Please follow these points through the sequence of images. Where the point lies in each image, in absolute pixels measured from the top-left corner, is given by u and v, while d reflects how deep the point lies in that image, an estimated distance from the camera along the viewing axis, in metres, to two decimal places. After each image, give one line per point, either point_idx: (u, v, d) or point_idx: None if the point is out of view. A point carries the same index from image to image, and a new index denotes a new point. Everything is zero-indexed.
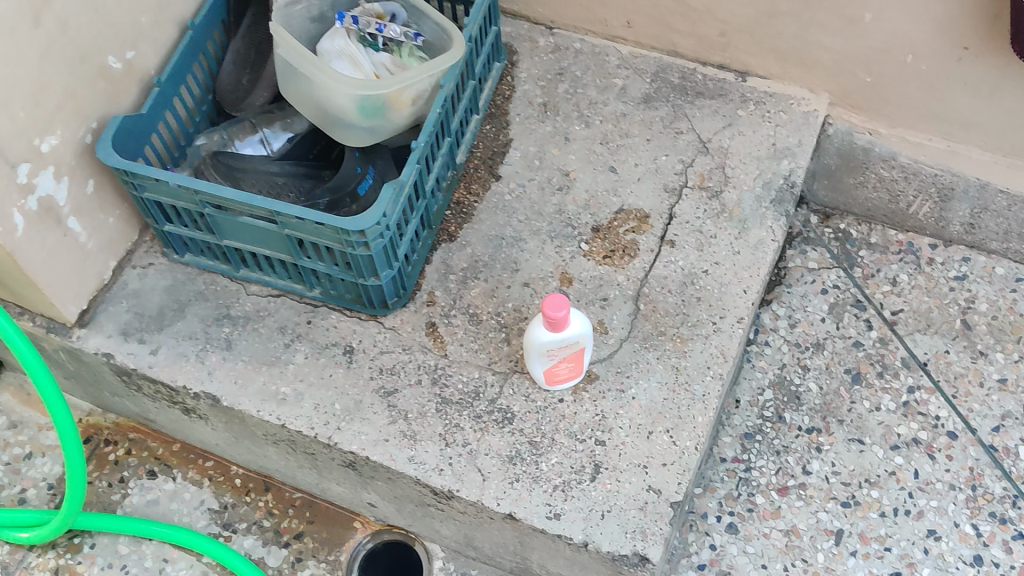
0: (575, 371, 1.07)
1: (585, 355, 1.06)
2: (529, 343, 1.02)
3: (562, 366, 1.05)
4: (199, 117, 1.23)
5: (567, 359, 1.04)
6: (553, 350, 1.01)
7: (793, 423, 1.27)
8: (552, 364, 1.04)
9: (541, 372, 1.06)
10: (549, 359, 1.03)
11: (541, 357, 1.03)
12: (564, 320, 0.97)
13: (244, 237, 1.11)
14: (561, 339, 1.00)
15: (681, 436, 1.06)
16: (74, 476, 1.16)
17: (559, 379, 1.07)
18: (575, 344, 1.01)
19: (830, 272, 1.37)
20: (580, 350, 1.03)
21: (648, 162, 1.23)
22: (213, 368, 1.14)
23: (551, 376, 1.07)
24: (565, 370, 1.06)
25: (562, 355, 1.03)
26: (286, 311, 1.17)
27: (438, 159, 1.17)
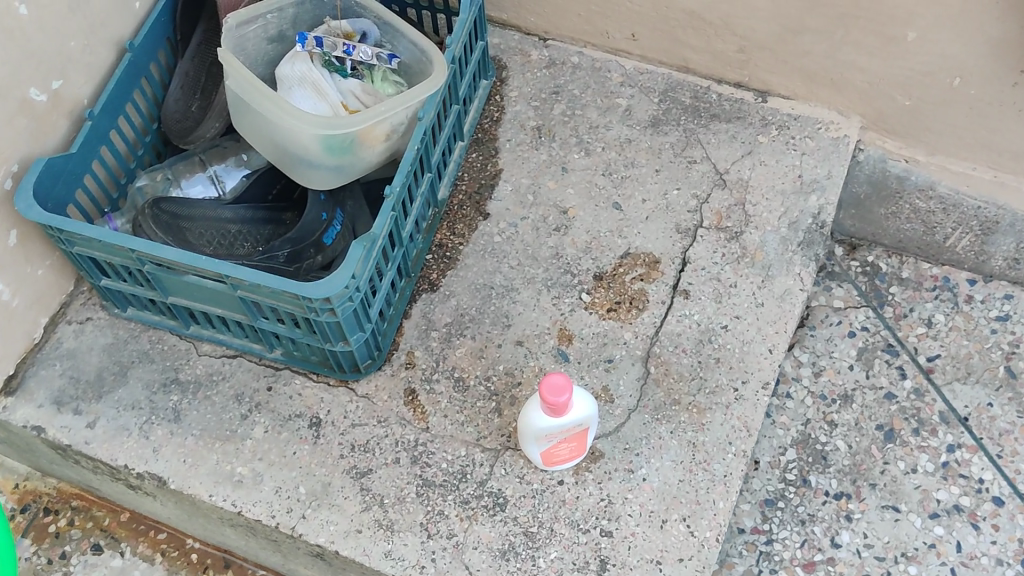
0: (576, 452, 0.92)
1: (589, 434, 0.91)
2: (524, 423, 0.88)
3: (561, 448, 0.90)
4: (142, 150, 1.08)
5: (568, 441, 0.89)
6: (552, 433, 0.87)
7: (820, 488, 1.13)
8: (551, 447, 0.90)
9: (536, 453, 0.91)
10: (547, 442, 0.89)
11: (537, 439, 0.88)
12: (567, 403, 0.82)
13: (191, 295, 0.96)
14: (561, 421, 0.85)
15: (700, 526, 0.92)
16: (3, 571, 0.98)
17: (558, 460, 0.93)
18: (577, 426, 0.87)
19: (858, 312, 1.23)
20: (583, 432, 0.89)
21: (658, 196, 1.08)
22: (159, 444, 0.99)
23: (549, 458, 0.92)
24: (564, 452, 0.91)
25: (563, 438, 0.88)
26: (243, 375, 1.02)
27: (417, 199, 1.01)
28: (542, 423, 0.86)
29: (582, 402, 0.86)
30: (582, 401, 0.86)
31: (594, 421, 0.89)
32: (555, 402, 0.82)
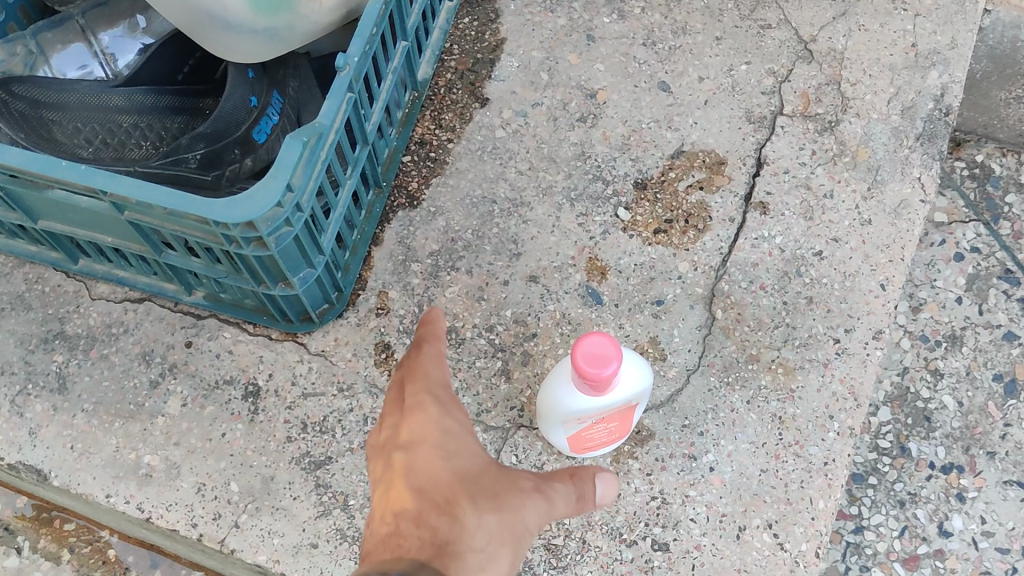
0: (616, 436, 0.65)
1: (636, 413, 0.64)
2: (548, 399, 0.61)
3: (597, 432, 0.63)
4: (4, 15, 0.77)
5: (608, 424, 0.62)
6: (591, 416, 0.59)
7: (922, 459, 0.86)
8: (583, 431, 0.63)
9: (561, 437, 0.64)
10: (580, 426, 0.61)
11: (564, 420, 0.61)
12: (616, 374, 0.55)
13: (66, 219, 0.67)
14: (604, 398, 0.58)
15: (792, 536, 0.65)
16: None
17: (592, 447, 0.66)
18: (624, 403, 0.59)
19: (966, 227, 0.95)
20: (631, 409, 0.62)
21: (720, 74, 0.79)
22: (37, 425, 0.72)
23: (579, 444, 0.65)
24: (602, 435, 0.64)
25: (602, 420, 0.61)
26: (152, 326, 0.74)
27: (387, 78, 0.71)
28: (574, 400, 0.58)
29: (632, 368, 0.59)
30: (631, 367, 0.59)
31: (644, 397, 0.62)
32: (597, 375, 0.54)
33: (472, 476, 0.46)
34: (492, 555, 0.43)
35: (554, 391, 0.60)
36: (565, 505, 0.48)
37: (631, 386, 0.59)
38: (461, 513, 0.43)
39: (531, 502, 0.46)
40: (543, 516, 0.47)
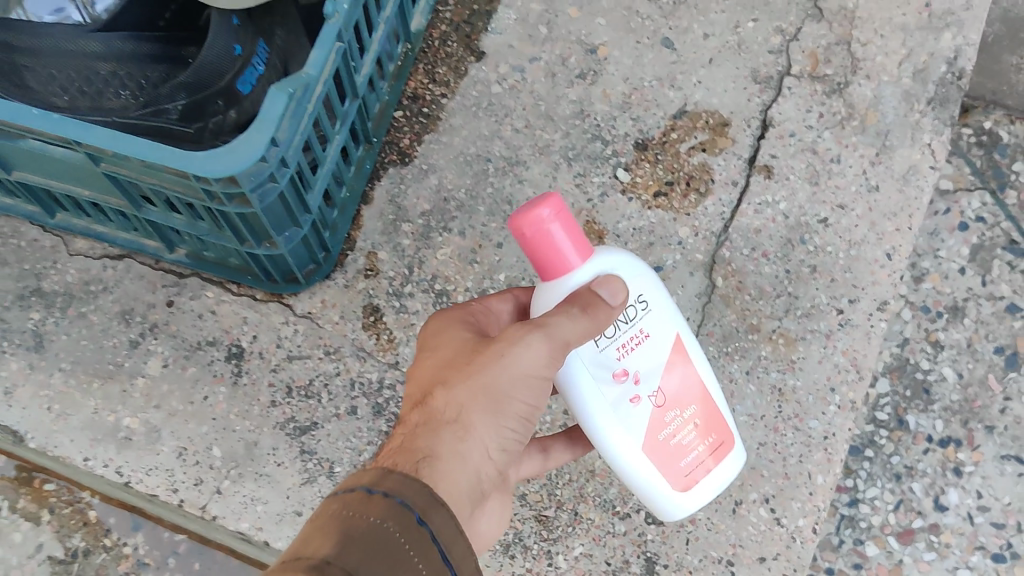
0: (712, 449, 0.50)
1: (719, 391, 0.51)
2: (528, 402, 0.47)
3: (686, 432, 0.49)
4: None
5: (687, 415, 0.48)
6: (640, 380, 0.46)
7: (920, 432, 0.85)
8: (663, 443, 0.48)
9: (641, 475, 0.49)
10: (647, 423, 0.47)
11: (610, 422, 0.46)
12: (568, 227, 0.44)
13: (40, 170, 0.64)
14: (631, 320, 0.46)
15: (789, 512, 0.64)
16: None
17: (691, 475, 0.50)
18: (676, 344, 0.48)
19: (972, 196, 0.92)
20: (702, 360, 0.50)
21: (726, 31, 0.76)
22: (12, 385, 0.70)
23: (670, 475, 0.49)
24: (688, 456, 0.49)
25: (669, 396, 0.47)
26: (132, 284, 0.71)
27: (378, 28, 0.68)
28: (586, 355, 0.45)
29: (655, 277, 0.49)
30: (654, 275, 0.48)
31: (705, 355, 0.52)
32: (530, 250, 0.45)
33: (459, 353, 0.44)
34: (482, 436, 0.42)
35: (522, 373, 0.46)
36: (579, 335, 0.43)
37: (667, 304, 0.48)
38: (434, 393, 0.42)
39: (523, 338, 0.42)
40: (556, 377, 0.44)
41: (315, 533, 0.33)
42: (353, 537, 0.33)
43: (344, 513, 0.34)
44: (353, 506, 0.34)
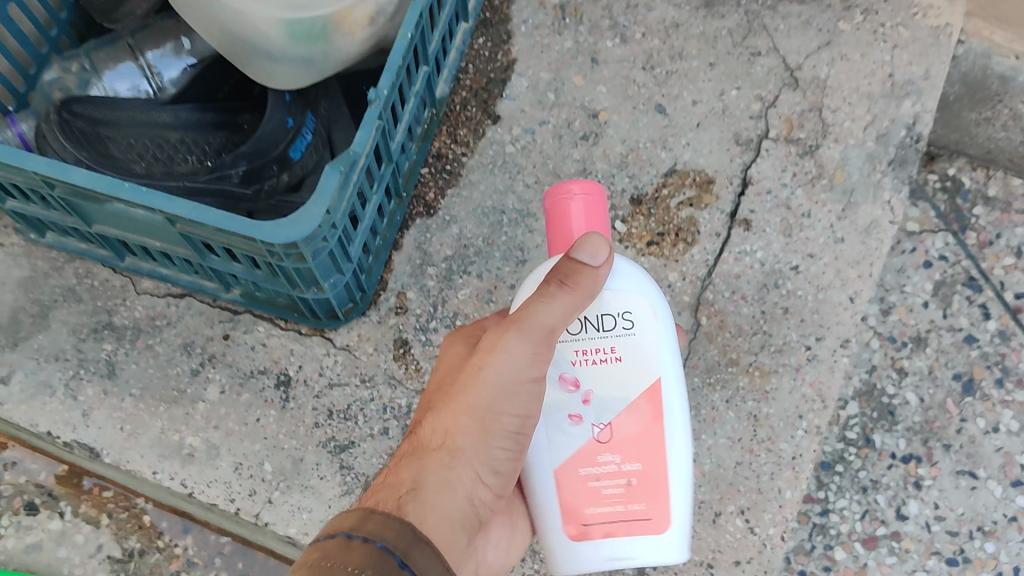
0: (627, 518, 0.58)
1: (676, 482, 0.58)
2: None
3: (608, 484, 0.57)
4: (56, 30, 0.83)
5: (624, 466, 0.57)
6: (588, 401, 0.57)
7: (885, 450, 0.95)
8: (582, 478, 0.57)
9: (552, 497, 0.58)
10: (574, 449, 0.57)
11: (545, 422, 0.57)
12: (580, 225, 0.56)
13: (120, 225, 0.75)
14: (607, 347, 0.57)
15: (762, 521, 0.74)
16: None
17: (593, 531, 0.58)
18: (649, 390, 0.57)
19: (936, 236, 1.03)
20: (667, 434, 0.58)
21: (712, 98, 0.86)
22: (89, 407, 0.80)
23: (573, 518, 0.58)
24: (609, 493, 0.57)
25: (608, 437, 0.57)
26: (193, 319, 0.82)
27: (409, 101, 0.78)
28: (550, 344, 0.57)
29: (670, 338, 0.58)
30: (666, 334, 0.58)
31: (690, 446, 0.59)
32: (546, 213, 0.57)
33: (448, 378, 0.57)
34: (476, 451, 0.53)
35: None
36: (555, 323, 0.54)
37: (654, 363, 0.57)
38: (426, 415, 0.55)
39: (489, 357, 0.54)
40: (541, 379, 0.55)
41: None
42: None
43: (323, 560, 0.41)
44: (330, 553, 0.42)
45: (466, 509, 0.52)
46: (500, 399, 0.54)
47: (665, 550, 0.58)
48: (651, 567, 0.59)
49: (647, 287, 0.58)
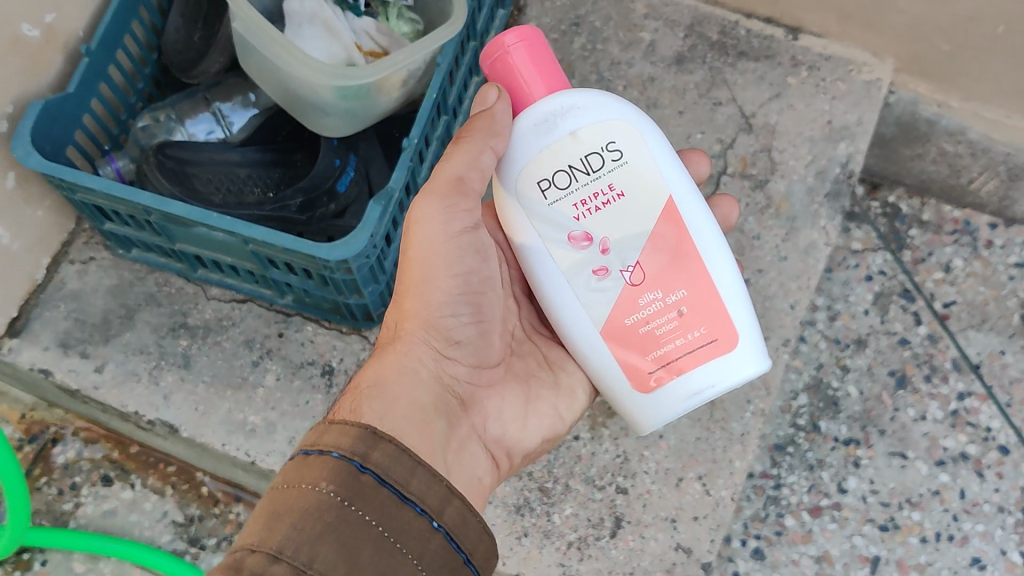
0: (689, 356, 0.68)
1: (721, 302, 0.69)
2: (523, 260, 0.71)
3: (662, 324, 0.68)
4: (141, 82, 1.01)
5: (667, 298, 0.68)
6: (608, 249, 0.67)
7: (829, 434, 1.13)
8: (633, 326, 0.69)
9: (610, 353, 0.70)
10: (616, 300, 0.69)
11: (580, 287, 0.69)
12: (528, 66, 0.67)
13: (199, 243, 0.93)
14: (602, 187, 0.67)
15: (716, 485, 0.92)
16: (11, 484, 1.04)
17: (665, 375, 0.69)
18: (662, 215, 0.68)
19: (876, 254, 1.21)
20: (689, 257, 0.69)
21: (681, 140, 1.05)
22: (169, 391, 0.97)
23: (642, 369, 0.69)
24: (665, 328, 0.68)
25: (641, 279, 0.68)
26: (254, 320, 1.00)
27: (433, 144, 0.97)
28: (555, 213, 0.67)
29: (656, 158, 0.69)
30: (650, 156, 0.68)
31: (723, 256, 0.70)
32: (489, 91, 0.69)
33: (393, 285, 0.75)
34: (421, 328, 0.71)
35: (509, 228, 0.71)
36: (473, 178, 0.69)
37: (652, 189, 0.68)
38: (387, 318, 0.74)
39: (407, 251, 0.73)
40: (462, 240, 0.72)
41: (268, 506, 0.56)
42: (280, 509, 0.55)
43: (283, 485, 0.57)
44: (288, 479, 0.57)
45: (422, 376, 0.69)
46: (430, 269, 0.71)
47: (741, 371, 0.69)
48: (741, 382, 0.69)
49: (614, 113, 0.68)
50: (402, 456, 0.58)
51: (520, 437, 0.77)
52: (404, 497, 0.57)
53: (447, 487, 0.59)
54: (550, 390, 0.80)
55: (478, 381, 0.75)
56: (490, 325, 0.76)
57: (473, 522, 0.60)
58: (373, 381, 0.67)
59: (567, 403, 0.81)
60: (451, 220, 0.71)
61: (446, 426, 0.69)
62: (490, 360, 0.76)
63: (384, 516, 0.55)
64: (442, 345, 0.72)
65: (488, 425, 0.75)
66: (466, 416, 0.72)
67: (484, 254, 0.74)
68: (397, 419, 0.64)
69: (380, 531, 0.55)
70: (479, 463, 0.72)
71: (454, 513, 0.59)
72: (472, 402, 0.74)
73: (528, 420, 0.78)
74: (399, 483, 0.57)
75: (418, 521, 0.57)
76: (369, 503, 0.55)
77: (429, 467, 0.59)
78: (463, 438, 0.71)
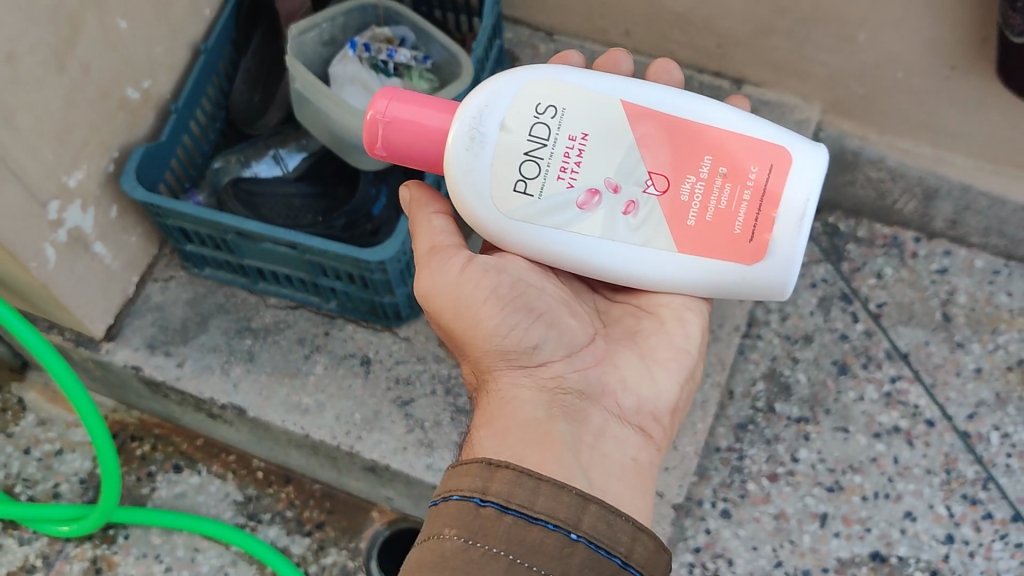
0: (767, 199, 0.80)
1: (747, 143, 0.80)
2: (559, 253, 0.83)
3: (720, 197, 0.80)
4: (212, 134, 1.26)
5: (699, 177, 0.80)
6: (617, 186, 0.81)
7: (783, 414, 1.34)
8: (701, 219, 0.81)
9: (702, 258, 0.82)
10: (667, 215, 0.81)
11: (628, 232, 0.81)
12: (409, 108, 0.80)
13: (265, 257, 1.17)
14: (566, 143, 0.80)
15: (682, 442, 1.14)
16: (107, 465, 1.25)
17: (759, 231, 0.80)
18: (635, 124, 0.81)
19: (819, 266, 1.44)
20: (684, 139, 0.80)
21: None
22: (238, 380, 1.20)
23: (740, 241, 0.80)
24: (724, 193, 0.80)
25: (666, 182, 0.80)
26: (304, 322, 1.24)
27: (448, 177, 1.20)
28: (555, 194, 0.81)
29: (577, 84, 0.81)
30: (572, 85, 0.81)
31: (709, 110, 0.81)
32: (410, 160, 0.82)
33: (452, 337, 0.85)
34: (499, 360, 0.82)
35: (529, 241, 0.83)
36: (443, 239, 0.84)
37: (604, 110, 0.81)
38: (473, 364, 0.85)
39: (443, 308, 0.82)
40: (469, 273, 0.81)
41: (419, 550, 0.68)
42: (427, 550, 0.67)
43: (427, 531, 0.68)
44: (432, 525, 0.68)
45: (525, 394, 0.80)
46: (473, 309, 0.81)
47: (812, 166, 0.80)
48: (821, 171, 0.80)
49: (509, 85, 0.81)
50: (523, 480, 0.67)
51: (657, 392, 0.86)
52: (532, 518, 0.66)
53: (577, 496, 0.67)
54: (658, 331, 0.89)
55: (585, 365, 0.84)
56: (561, 314, 0.84)
57: (614, 524, 0.67)
58: (487, 423, 0.80)
59: (679, 332, 0.90)
60: (446, 268, 0.82)
61: (572, 425, 0.79)
62: (583, 344, 0.85)
63: (512, 544, 0.64)
64: (527, 361, 0.82)
65: (622, 400, 0.84)
66: (591, 404, 0.82)
67: (495, 268, 0.82)
68: (513, 446, 0.75)
69: (511, 559, 0.64)
70: (626, 442, 0.82)
71: (590, 521, 0.66)
72: (596, 389, 0.84)
73: (654, 374, 0.87)
74: (526, 507, 0.66)
75: (551, 538, 0.65)
76: (497, 533, 0.65)
77: (553, 483, 0.67)
78: (598, 427, 0.81)
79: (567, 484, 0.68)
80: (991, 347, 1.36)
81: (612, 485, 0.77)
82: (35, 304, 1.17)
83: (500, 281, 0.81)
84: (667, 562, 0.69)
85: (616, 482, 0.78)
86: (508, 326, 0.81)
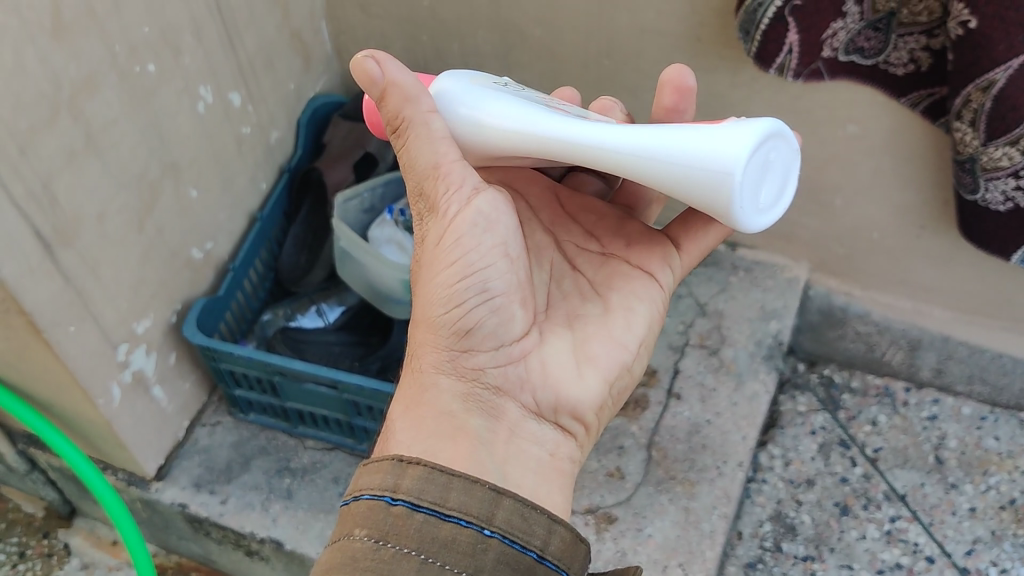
0: None
1: None
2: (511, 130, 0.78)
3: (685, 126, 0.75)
4: (262, 292, 1.43)
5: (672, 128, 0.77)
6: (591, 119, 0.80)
7: (790, 552, 1.39)
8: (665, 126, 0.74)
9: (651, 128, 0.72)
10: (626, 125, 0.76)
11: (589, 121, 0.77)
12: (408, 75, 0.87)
13: (308, 400, 1.29)
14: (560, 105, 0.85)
15: (692, 569, 1.21)
16: None
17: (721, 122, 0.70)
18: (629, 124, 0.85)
19: (818, 414, 1.54)
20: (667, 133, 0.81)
21: None
22: (276, 515, 1.29)
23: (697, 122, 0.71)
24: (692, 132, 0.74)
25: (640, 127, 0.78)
26: (339, 462, 1.35)
27: None
28: (532, 100, 0.82)
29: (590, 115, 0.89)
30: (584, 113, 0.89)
31: None
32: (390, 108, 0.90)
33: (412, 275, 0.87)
34: (430, 334, 0.84)
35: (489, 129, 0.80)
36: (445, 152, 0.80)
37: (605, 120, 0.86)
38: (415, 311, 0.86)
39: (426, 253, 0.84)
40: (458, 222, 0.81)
41: (330, 551, 0.67)
42: (336, 549, 0.66)
43: (336, 532, 0.68)
44: (342, 522, 0.68)
45: (443, 384, 0.82)
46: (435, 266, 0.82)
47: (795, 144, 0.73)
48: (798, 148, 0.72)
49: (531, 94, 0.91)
50: (435, 477, 0.67)
51: (581, 391, 0.88)
52: (445, 515, 0.65)
53: (491, 491, 0.67)
54: (600, 319, 0.92)
55: (509, 360, 0.85)
56: (513, 302, 0.84)
57: (530, 517, 0.67)
58: (405, 410, 0.82)
59: (622, 324, 0.92)
60: (445, 207, 0.81)
61: (486, 422, 0.82)
62: (517, 337, 0.85)
63: (422, 543, 0.64)
64: (457, 344, 0.83)
65: (539, 394, 0.86)
66: (505, 399, 0.84)
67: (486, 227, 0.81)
68: (427, 439, 0.78)
69: (422, 558, 0.63)
70: (541, 439, 0.85)
71: (504, 515, 0.66)
72: (513, 384, 0.85)
73: (583, 373, 0.89)
74: (438, 504, 0.66)
75: (465, 535, 0.65)
76: (408, 533, 0.64)
77: (465, 479, 0.67)
78: (510, 424, 0.84)
79: (481, 479, 0.68)
80: (983, 487, 1.45)
81: (525, 476, 0.81)
82: (94, 444, 1.27)
83: (482, 244, 0.81)
84: (581, 552, 0.70)
85: (534, 476, 0.81)
86: (455, 300, 0.81)
